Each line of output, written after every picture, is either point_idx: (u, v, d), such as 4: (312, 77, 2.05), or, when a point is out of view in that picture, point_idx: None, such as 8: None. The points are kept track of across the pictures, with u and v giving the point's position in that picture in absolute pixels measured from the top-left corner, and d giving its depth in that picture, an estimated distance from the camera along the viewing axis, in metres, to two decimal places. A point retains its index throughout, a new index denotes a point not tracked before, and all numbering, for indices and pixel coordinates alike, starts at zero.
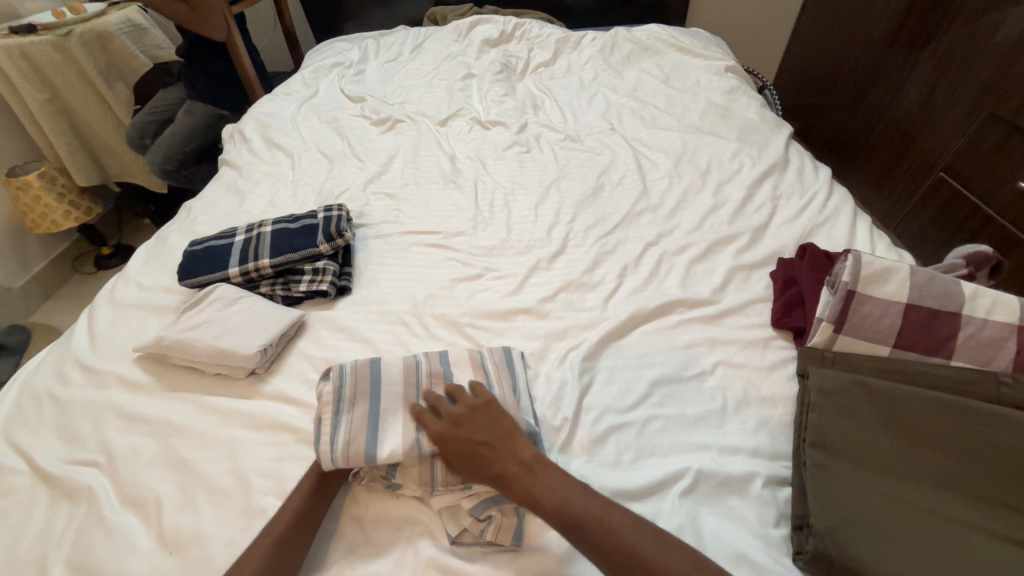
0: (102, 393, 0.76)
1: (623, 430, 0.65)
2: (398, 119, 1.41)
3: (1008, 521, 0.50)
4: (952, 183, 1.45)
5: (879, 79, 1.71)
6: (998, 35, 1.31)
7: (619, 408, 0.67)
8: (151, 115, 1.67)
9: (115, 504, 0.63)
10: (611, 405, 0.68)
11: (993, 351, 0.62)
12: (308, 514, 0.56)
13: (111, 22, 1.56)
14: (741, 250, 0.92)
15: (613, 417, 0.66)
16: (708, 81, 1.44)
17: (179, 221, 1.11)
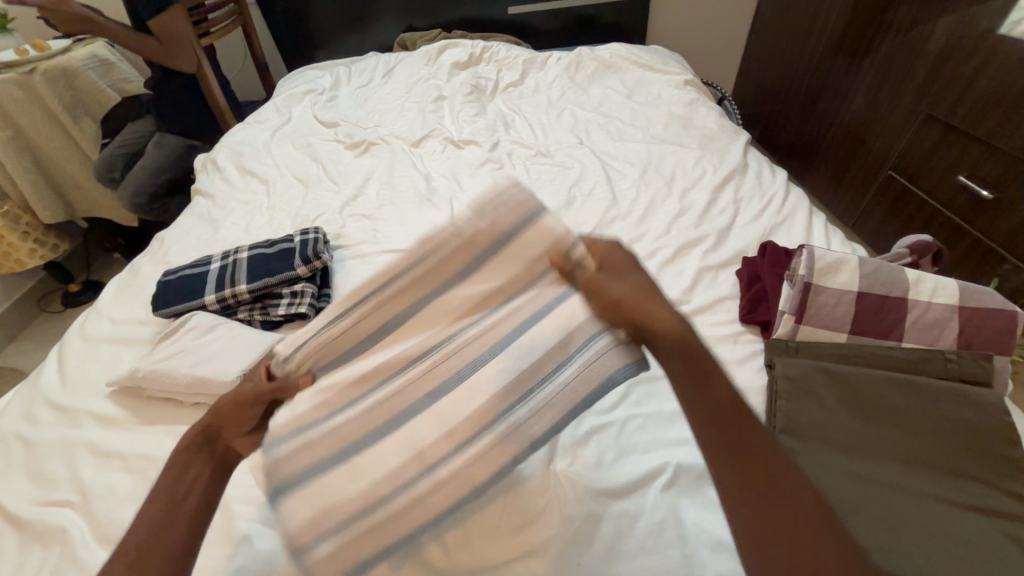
0: (74, 431, 0.74)
1: (602, 432, 0.67)
2: (372, 142, 1.43)
3: (959, 487, 0.55)
4: (900, 180, 1.54)
5: (827, 86, 1.82)
6: (930, 42, 1.42)
7: (599, 410, 0.70)
8: (119, 149, 1.66)
9: (90, 544, 0.61)
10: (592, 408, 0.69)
11: (938, 331, 0.66)
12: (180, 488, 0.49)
13: (76, 57, 1.55)
14: (707, 252, 0.97)
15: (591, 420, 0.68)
16: (669, 95, 1.51)
17: (152, 253, 1.10)
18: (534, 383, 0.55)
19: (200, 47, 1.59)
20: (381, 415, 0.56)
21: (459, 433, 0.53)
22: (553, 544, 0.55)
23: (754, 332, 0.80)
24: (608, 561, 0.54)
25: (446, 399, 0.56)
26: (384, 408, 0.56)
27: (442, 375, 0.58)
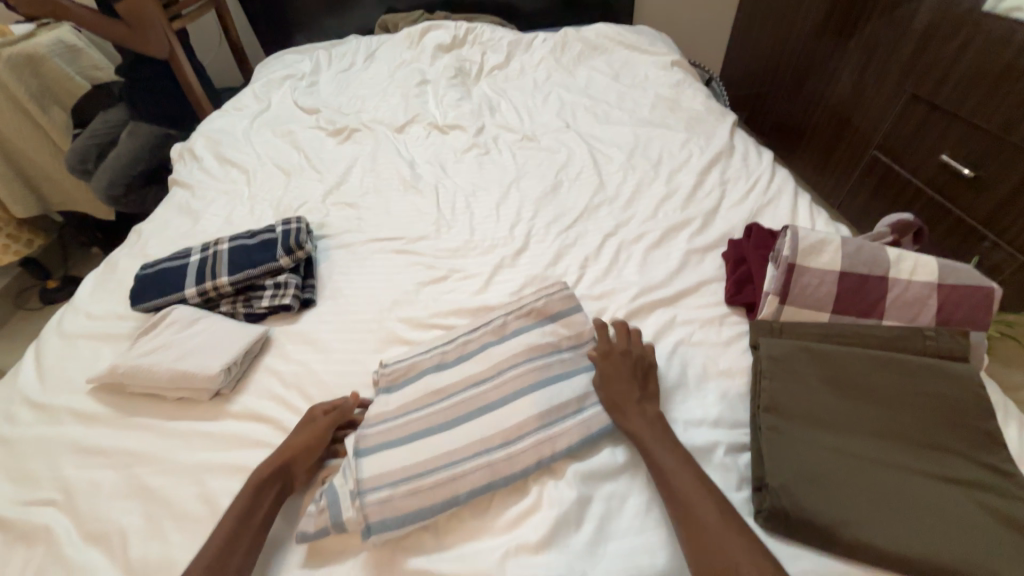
0: (55, 429, 0.72)
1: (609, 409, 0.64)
2: (355, 128, 1.40)
3: (937, 460, 0.56)
4: (885, 160, 1.55)
5: (814, 66, 1.81)
6: (915, 21, 1.41)
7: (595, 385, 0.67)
8: (90, 139, 1.57)
9: (76, 541, 0.60)
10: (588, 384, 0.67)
11: (918, 309, 0.68)
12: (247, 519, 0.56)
13: (40, 43, 1.49)
14: (694, 234, 0.97)
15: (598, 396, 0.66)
16: (656, 76, 1.49)
17: (129, 246, 1.07)
18: (564, 404, 0.64)
19: (171, 31, 1.53)
20: (435, 417, 0.64)
21: (494, 440, 0.61)
22: (544, 527, 0.54)
23: (739, 312, 0.81)
24: (596, 541, 0.54)
25: (487, 409, 0.64)
26: (437, 412, 0.65)
27: (484, 392, 0.66)
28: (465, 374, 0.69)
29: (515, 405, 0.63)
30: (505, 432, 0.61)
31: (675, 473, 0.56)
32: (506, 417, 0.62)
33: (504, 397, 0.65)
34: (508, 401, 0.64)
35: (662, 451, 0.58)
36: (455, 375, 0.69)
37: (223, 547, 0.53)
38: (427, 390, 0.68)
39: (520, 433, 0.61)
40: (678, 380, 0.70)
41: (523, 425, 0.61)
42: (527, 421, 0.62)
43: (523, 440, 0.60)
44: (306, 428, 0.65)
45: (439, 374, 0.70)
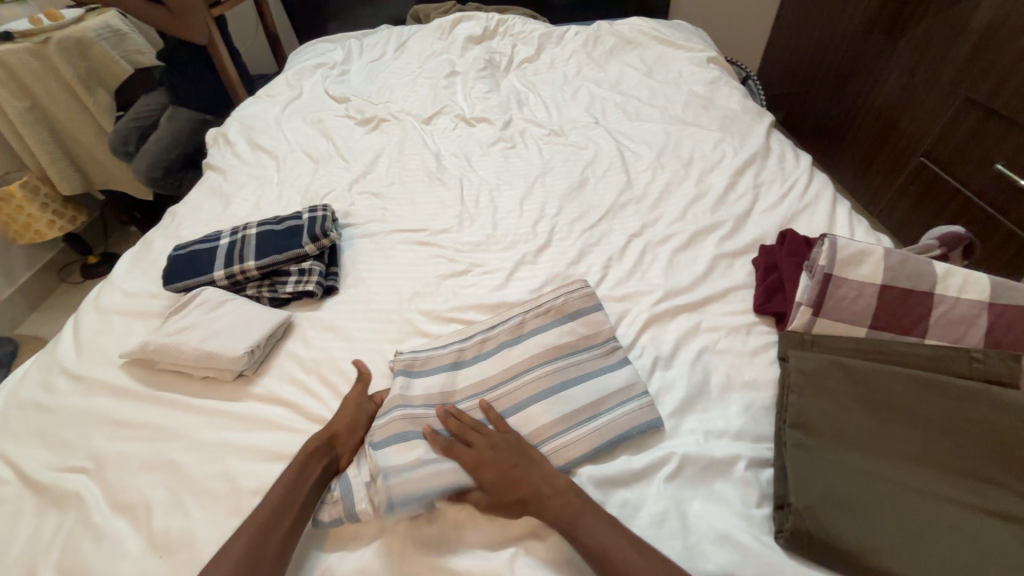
0: (89, 401, 0.75)
1: (630, 415, 0.63)
2: (383, 118, 1.41)
3: (978, 490, 0.52)
4: (933, 168, 1.47)
5: (860, 66, 1.72)
6: (973, 20, 1.32)
7: (613, 390, 0.66)
8: (134, 121, 1.64)
9: (104, 509, 0.63)
10: (605, 389, 0.66)
11: (965, 328, 0.64)
12: (290, 496, 0.57)
13: (88, 27, 1.54)
14: (723, 238, 0.93)
15: (615, 402, 0.64)
16: (690, 72, 1.45)
17: (164, 227, 1.10)
18: (582, 409, 0.64)
19: (211, 17, 1.56)
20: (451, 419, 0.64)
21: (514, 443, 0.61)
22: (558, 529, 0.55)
23: (767, 322, 0.78)
24: None
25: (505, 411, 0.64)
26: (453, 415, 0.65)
27: (503, 394, 0.66)
28: (482, 375, 0.69)
29: (530, 410, 0.64)
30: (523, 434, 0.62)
31: (607, 547, 0.50)
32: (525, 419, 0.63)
33: (524, 401, 0.65)
34: (525, 404, 0.65)
35: (586, 527, 0.51)
36: (471, 375, 0.69)
37: (269, 519, 0.54)
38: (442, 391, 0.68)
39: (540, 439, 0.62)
40: (699, 389, 0.68)
41: (544, 430, 0.62)
42: (549, 426, 0.62)
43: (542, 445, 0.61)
44: (349, 410, 0.67)
45: (457, 371, 0.70)
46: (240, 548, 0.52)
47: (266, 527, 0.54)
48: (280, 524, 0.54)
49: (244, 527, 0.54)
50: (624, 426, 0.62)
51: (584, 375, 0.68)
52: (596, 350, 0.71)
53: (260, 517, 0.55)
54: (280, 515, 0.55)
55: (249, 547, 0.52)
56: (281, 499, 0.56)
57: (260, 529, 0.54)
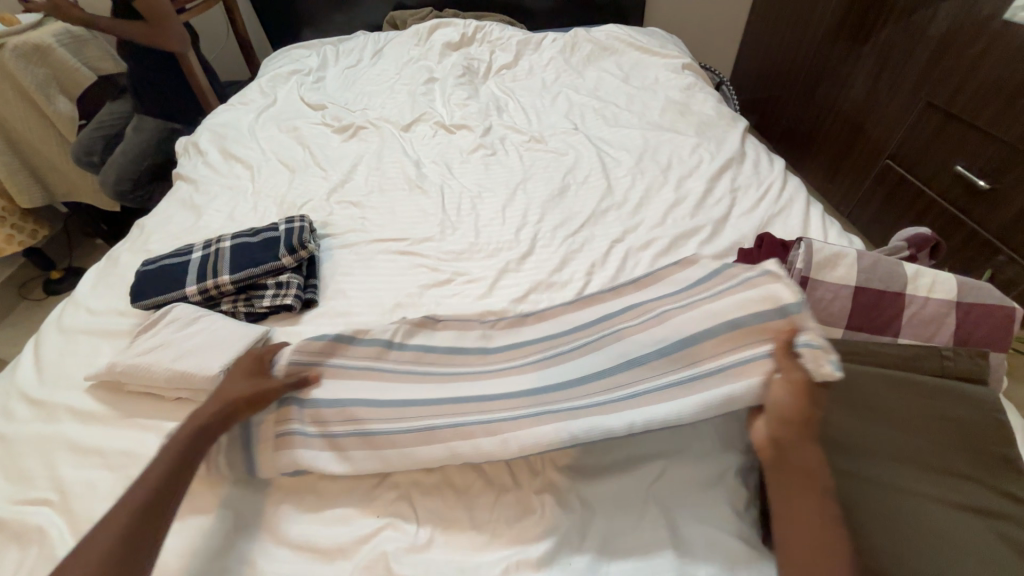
0: (53, 427, 0.71)
1: (520, 423, 0.58)
2: (360, 126, 1.39)
3: (956, 486, 0.54)
4: (898, 169, 1.53)
5: (826, 72, 1.78)
6: (931, 28, 1.39)
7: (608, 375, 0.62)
8: (97, 130, 1.59)
9: (70, 543, 0.59)
10: (600, 376, 0.62)
11: (935, 326, 0.66)
12: (183, 464, 0.55)
13: (47, 32, 1.48)
14: (703, 242, 0.95)
15: (607, 389, 0.60)
16: (666, 79, 1.47)
17: (131, 240, 1.06)
18: (457, 412, 0.61)
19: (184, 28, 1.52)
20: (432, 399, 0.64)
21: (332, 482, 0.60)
22: (547, 542, 0.54)
23: None
24: (600, 560, 0.53)
25: (345, 422, 0.63)
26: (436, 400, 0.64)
27: (401, 389, 0.67)
28: (456, 368, 0.69)
29: (515, 395, 0.62)
30: (349, 442, 0.62)
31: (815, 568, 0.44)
32: (357, 421, 0.63)
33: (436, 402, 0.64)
34: (365, 402, 0.65)
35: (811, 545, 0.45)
36: (445, 365, 0.70)
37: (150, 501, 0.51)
38: (386, 378, 0.69)
39: (372, 450, 0.61)
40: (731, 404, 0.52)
41: (383, 436, 0.61)
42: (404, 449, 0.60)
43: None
44: (244, 376, 0.67)
45: (418, 368, 0.70)
46: (122, 522, 0.48)
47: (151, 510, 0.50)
48: (160, 507, 0.51)
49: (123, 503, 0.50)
50: (510, 430, 0.57)
51: (564, 383, 0.63)
52: (791, 296, 0.56)
53: (135, 499, 0.50)
54: (167, 492, 0.52)
55: (125, 533, 0.48)
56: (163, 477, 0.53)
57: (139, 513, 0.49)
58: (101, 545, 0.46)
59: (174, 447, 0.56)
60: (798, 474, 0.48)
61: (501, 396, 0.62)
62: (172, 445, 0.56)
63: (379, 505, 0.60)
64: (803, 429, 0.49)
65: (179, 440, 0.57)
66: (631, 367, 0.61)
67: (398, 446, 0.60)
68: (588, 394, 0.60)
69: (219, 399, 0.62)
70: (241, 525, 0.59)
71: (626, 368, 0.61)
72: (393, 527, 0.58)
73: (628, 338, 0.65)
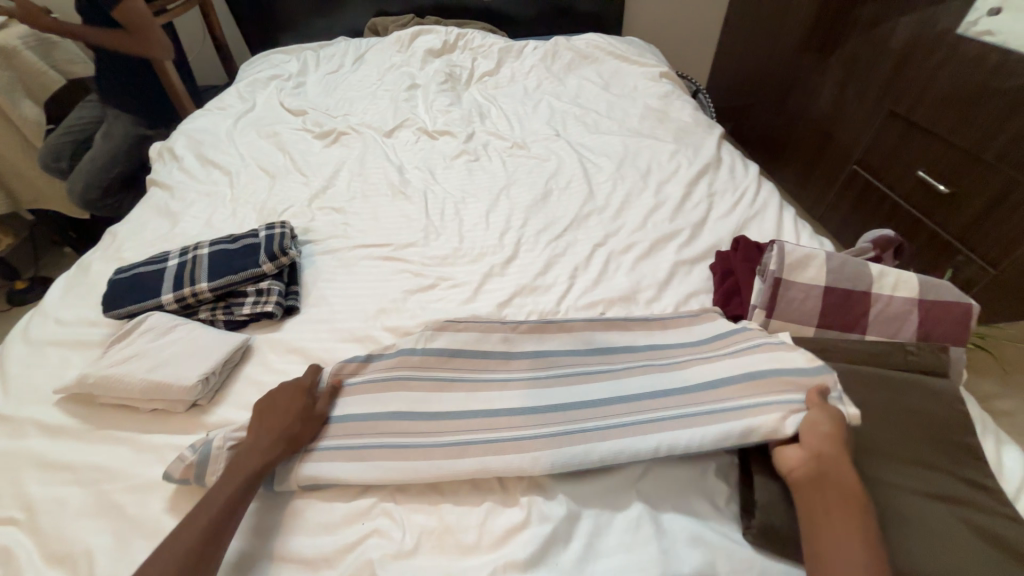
0: (19, 443, 0.69)
1: (546, 440, 0.60)
2: (342, 131, 1.38)
3: (922, 475, 0.56)
4: (865, 174, 1.59)
5: (796, 82, 1.86)
6: (893, 40, 1.46)
7: (611, 400, 0.65)
8: (66, 136, 1.54)
9: (39, 563, 0.57)
10: (603, 400, 0.65)
11: (899, 324, 0.69)
12: (240, 496, 0.56)
13: (13, 35, 1.44)
14: (682, 245, 0.97)
15: (607, 412, 0.63)
16: (645, 87, 1.51)
17: (103, 248, 1.03)
18: (451, 428, 0.64)
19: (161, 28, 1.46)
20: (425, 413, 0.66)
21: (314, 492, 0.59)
22: (533, 544, 0.54)
23: None
24: (585, 559, 0.54)
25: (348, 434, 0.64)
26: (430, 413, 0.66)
27: (397, 396, 0.68)
28: (448, 376, 0.70)
29: (509, 411, 0.65)
30: (347, 452, 0.62)
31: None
32: (357, 435, 0.64)
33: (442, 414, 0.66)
34: (367, 415, 0.66)
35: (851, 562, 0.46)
36: (439, 372, 0.70)
37: (212, 527, 0.52)
38: (376, 389, 0.69)
39: (367, 459, 0.61)
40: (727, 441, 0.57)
41: (379, 448, 0.62)
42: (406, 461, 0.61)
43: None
44: (296, 399, 0.66)
45: (408, 374, 0.70)
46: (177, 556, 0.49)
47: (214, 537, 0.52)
48: (216, 539, 0.52)
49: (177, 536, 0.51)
50: (542, 448, 0.59)
51: (588, 403, 0.65)
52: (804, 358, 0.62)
53: (200, 523, 0.52)
54: (221, 527, 0.53)
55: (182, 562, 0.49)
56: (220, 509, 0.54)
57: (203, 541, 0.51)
58: (162, 569, 0.48)
59: (237, 474, 0.57)
60: (839, 493, 0.50)
61: (500, 414, 0.65)
62: (236, 475, 0.57)
63: (363, 512, 0.59)
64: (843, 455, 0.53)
65: (237, 473, 0.57)
66: (639, 399, 0.64)
67: (400, 457, 0.61)
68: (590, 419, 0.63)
69: (276, 431, 0.62)
70: (253, 535, 0.58)
71: (649, 397, 0.64)
72: (378, 534, 0.57)
73: (650, 371, 0.68)
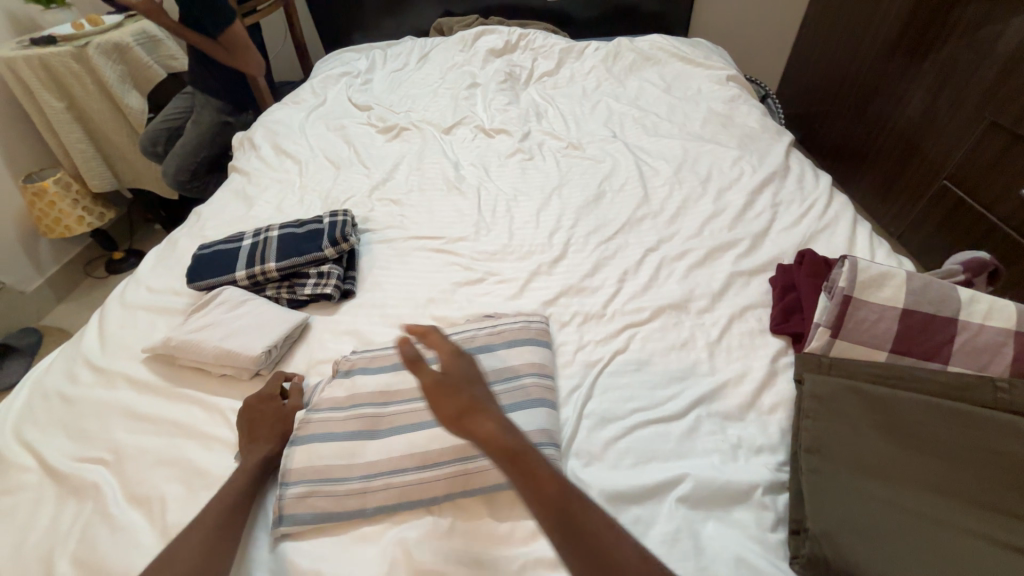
0: (110, 394, 0.77)
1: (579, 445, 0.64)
2: (404, 127, 1.43)
3: (1010, 526, 0.51)
4: (956, 192, 1.45)
5: (880, 87, 1.71)
6: (1001, 43, 1.31)
7: (667, 415, 0.67)
8: (163, 123, 1.71)
9: (121, 502, 0.64)
10: (658, 414, 0.67)
11: (990, 355, 0.63)
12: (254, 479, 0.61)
13: (127, 33, 1.61)
14: (741, 256, 0.93)
15: (656, 431, 0.65)
16: (710, 90, 1.45)
17: (188, 226, 1.13)
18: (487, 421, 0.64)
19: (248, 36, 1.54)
20: None
21: (354, 470, 0.62)
22: None
23: (783, 342, 0.77)
24: None
25: (381, 419, 0.67)
26: None
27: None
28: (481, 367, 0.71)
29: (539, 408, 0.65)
30: (384, 435, 0.65)
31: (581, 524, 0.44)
32: (396, 418, 0.67)
33: None
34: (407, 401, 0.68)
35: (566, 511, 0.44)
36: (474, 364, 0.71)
37: (225, 515, 0.56)
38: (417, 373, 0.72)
39: (406, 443, 0.63)
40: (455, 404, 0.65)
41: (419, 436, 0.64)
42: (442, 450, 0.62)
43: (392, 476, 0.61)
44: (267, 398, 0.71)
45: None
46: (197, 540, 0.53)
47: (226, 524, 0.56)
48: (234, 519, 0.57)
49: (193, 527, 0.55)
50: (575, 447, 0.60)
51: (636, 420, 0.66)
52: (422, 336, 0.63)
53: (212, 515, 0.56)
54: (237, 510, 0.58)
55: (204, 544, 0.53)
56: (236, 493, 0.59)
57: (216, 528, 0.55)
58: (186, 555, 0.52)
59: (242, 468, 0.62)
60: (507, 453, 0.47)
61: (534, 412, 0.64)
62: (240, 472, 0.61)
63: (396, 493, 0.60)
64: (472, 412, 0.49)
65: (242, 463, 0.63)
66: (690, 419, 0.67)
67: (434, 444, 0.63)
68: (622, 428, 0.65)
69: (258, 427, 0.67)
70: None
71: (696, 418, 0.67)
72: (418, 516, 0.59)
73: (693, 399, 0.69)
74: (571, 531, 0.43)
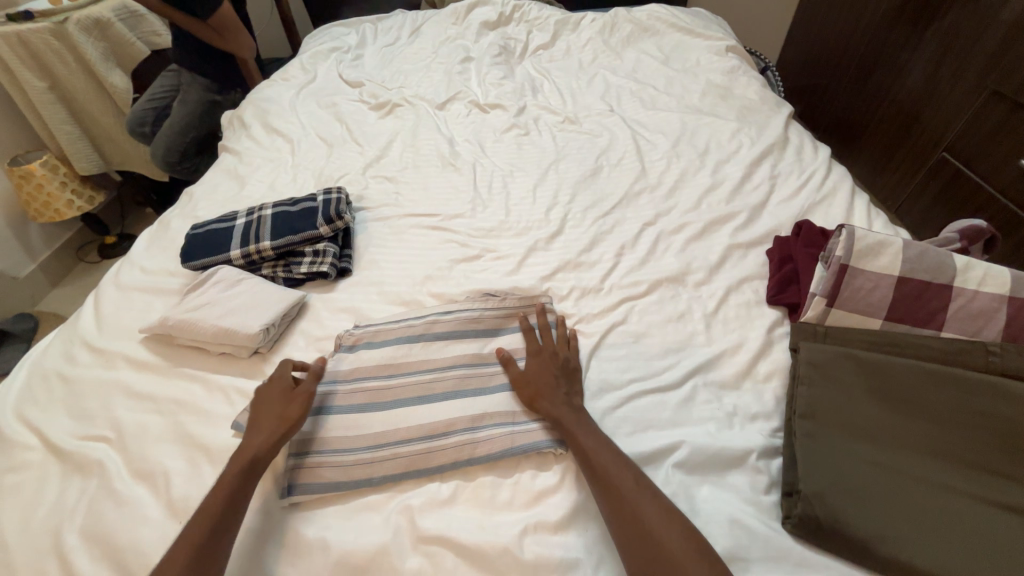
0: (110, 373, 0.78)
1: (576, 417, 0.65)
2: (397, 103, 1.41)
3: (996, 486, 0.52)
4: (955, 163, 1.44)
5: (882, 58, 1.68)
6: (1005, 11, 1.28)
7: (664, 385, 0.68)
8: (149, 103, 1.67)
9: (125, 477, 0.64)
10: (656, 384, 0.68)
11: (984, 321, 0.63)
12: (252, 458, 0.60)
13: (107, 7, 1.55)
14: (739, 228, 0.93)
15: (654, 401, 0.66)
16: (709, 61, 1.42)
17: (180, 206, 1.12)
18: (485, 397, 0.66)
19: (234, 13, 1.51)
20: (462, 382, 0.68)
21: (360, 441, 0.63)
22: (563, 508, 0.56)
23: (780, 313, 0.78)
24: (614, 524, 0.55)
25: (382, 394, 0.67)
26: (464, 378, 0.68)
27: (437, 360, 0.70)
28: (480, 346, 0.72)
29: None
30: (383, 409, 0.66)
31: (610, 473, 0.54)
32: (396, 393, 0.67)
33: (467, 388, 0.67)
34: (405, 376, 0.69)
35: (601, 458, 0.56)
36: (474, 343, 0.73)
37: (226, 502, 0.54)
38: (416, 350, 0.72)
39: (407, 418, 0.65)
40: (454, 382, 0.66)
41: (418, 411, 0.65)
42: (444, 423, 0.63)
43: (396, 447, 0.62)
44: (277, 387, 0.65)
45: (450, 344, 0.72)
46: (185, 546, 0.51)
47: (226, 510, 0.54)
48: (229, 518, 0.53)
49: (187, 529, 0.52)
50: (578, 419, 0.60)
51: (633, 392, 0.67)
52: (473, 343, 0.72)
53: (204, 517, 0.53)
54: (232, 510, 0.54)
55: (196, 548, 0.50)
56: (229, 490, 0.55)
57: (212, 523, 0.52)
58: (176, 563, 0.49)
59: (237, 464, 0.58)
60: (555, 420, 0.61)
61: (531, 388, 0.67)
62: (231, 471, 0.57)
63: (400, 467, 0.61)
64: (537, 392, 0.64)
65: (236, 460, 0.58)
66: (688, 389, 0.68)
67: (434, 418, 0.64)
68: (620, 398, 0.66)
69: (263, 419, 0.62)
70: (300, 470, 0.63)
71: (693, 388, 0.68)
72: (419, 486, 0.60)
73: (690, 370, 0.69)
74: (612, 489, 0.53)
